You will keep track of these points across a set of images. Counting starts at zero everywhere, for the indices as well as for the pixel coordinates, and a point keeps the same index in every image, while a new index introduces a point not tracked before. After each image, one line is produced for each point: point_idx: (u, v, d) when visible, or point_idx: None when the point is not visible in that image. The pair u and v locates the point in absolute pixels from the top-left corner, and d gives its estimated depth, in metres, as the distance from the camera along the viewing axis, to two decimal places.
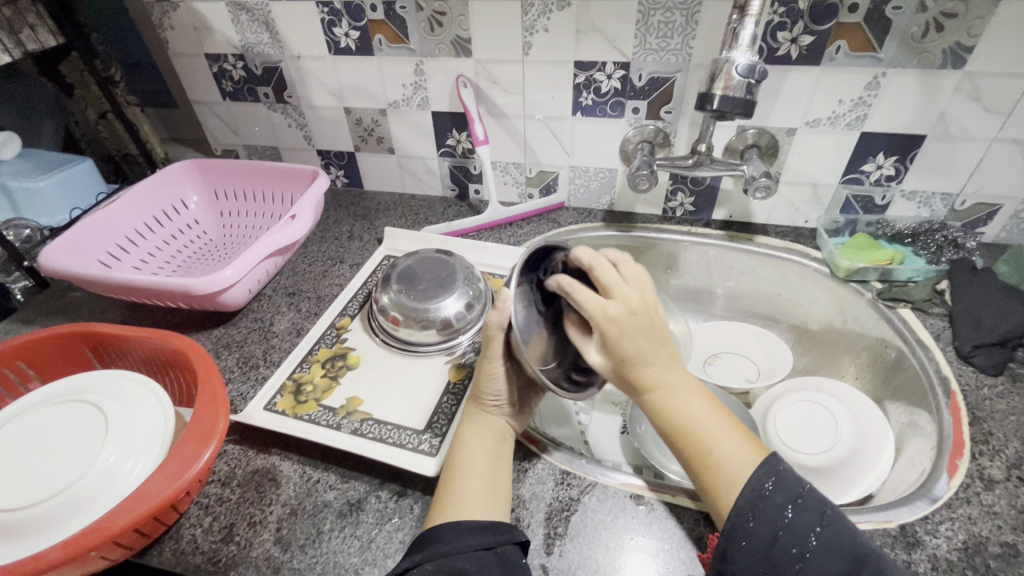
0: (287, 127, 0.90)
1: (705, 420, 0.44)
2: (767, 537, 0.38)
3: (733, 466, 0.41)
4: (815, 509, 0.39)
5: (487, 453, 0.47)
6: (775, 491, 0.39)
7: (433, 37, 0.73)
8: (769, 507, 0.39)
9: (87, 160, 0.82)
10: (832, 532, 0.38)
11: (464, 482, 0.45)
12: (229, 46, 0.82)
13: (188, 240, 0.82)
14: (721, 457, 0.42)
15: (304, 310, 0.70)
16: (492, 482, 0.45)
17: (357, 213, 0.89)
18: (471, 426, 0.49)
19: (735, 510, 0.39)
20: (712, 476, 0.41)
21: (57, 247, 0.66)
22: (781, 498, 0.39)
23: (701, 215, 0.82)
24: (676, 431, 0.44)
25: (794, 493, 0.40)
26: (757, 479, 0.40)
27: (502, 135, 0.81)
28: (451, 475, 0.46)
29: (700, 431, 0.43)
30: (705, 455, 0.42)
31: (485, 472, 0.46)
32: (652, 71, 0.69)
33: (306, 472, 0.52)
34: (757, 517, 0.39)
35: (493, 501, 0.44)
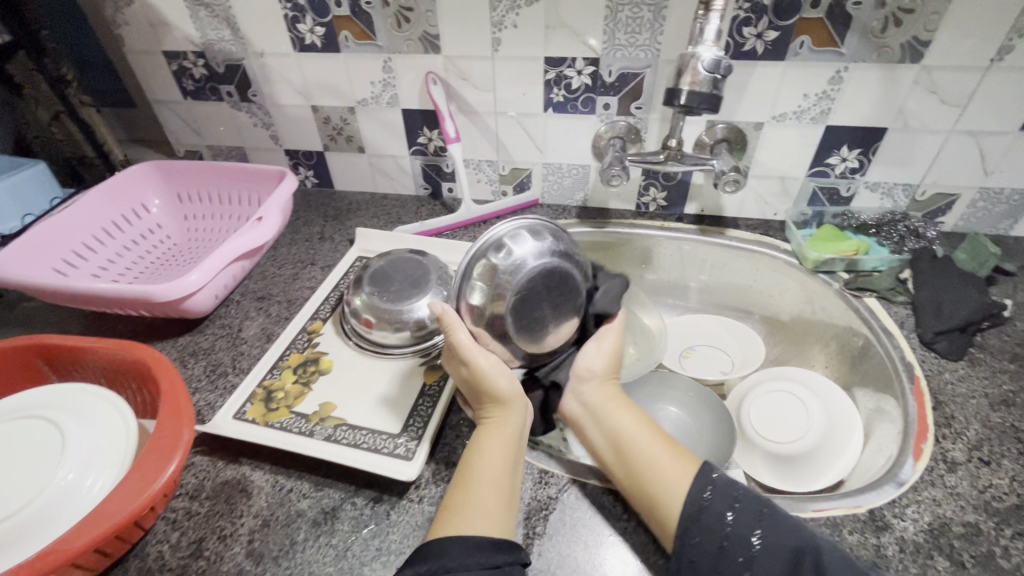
0: (253, 127, 0.88)
1: (644, 439, 0.49)
2: (712, 544, 0.41)
3: (671, 478, 0.45)
4: (753, 512, 0.41)
5: (505, 461, 0.46)
6: (713, 497, 0.43)
7: (401, 33, 0.72)
8: (709, 518, 0.42)
9: (39, 164, 0.79)
10: (773, 528, 0.40)
11: (482, 490, 0.44)
12: (189, 43, 0.79)
13: (151, 245, 0.80)
14: (658, 472, 0.46)
15: (274, 314, 0.68)
16: (509, 496, 0.45)
17: (328, 214, 0.88)
18: (497, 423, 0.49)
19: (701, 515, 0.41)
20: (660, 487, 0.44)
21: (7, 256, 0.63)
22: (720, 504, 0.42)
23: (674, 209, 0.82)
24: (624, 446, 0.49)
25: (732, 498, 0.43)
26: (697, 493, 0.43)
27: (475, 133, 0.80)
28: (470, 477, 0.45)
29: (637, 447, 0.48)
30: (643, 472, 0.46)
31: (502, 478, 0.45)
32: (622, 66, 0.69)
33: (279, 482, 0.50)
34: (701, 528, 0.41)
35: (506, 518, 0.43)
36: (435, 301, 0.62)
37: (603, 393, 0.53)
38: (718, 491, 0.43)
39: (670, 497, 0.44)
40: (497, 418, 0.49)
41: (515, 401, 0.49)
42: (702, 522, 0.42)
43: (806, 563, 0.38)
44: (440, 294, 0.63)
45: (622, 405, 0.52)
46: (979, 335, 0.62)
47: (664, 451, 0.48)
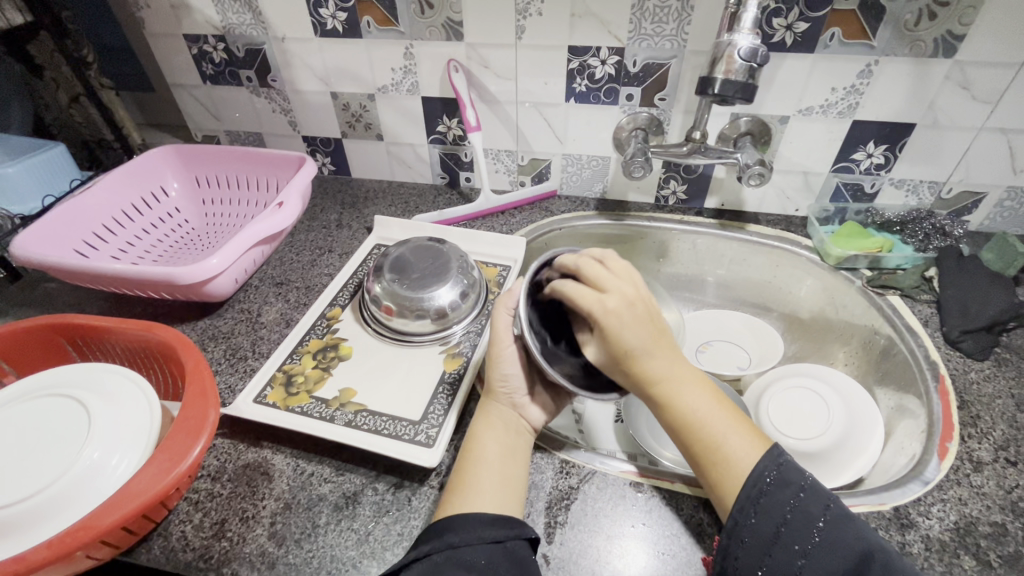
0: (271, 113, 0.87)
1: (714, 416, 0.43)
2: (769, 531, 0.39)
3: (737, 461, 0.41)
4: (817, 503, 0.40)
5: (502, 448, 0.47)
6: (775, 486, 0.40)
7: (424, 19, 0.71)
8: (771, 503, 0.40)
9: (59, 146, 0.80)
10: (835, 526, 0.38)
11: (474, 475, 0.44)
12: (210, 26, 0.79)
13: (169, 228, 0.80)
14: (729, 452, 0.42)
15: (292, 300, 0.69)
16: (504, 474, 0.45)
17: (344, 202, 0.87)
18: (486, 417, 0.49)
19: (738, 507, 0.40)
20: (714, 471, 0.42)
21: (30, 236, 0.63)
22: (784, 491, 0.40)
23: (694, 203, 0.82)
24: (689, 428, 0.43)
25: (795, 486, 0.40)
26: (759, 471, 0.41)
27: (495, 122, 0.80)
28: (463, 468, 0.45)
29: (711, 423, 0.43)
30: (708, 450, 0.42)
31: (499, 460, 0.45)
32: (647, 57, 0.68)
33: (300, 466, 0.50)
34: (759, 512, 0.40)
35: (505, 494, 0.43)
36: (458, 290, 0.62)
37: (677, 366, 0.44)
38: (781, 477, 0.41)
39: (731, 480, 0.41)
40: (487, 415, 0.49)
41: (504, 392, 0.50)
42: (762, 506, 0.40)
43: (875, 562, 0.37)
44: (462, 284, 0.63)
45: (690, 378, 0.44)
46: (1006, 336, 0.61)
47: (732, 431, 0.43)
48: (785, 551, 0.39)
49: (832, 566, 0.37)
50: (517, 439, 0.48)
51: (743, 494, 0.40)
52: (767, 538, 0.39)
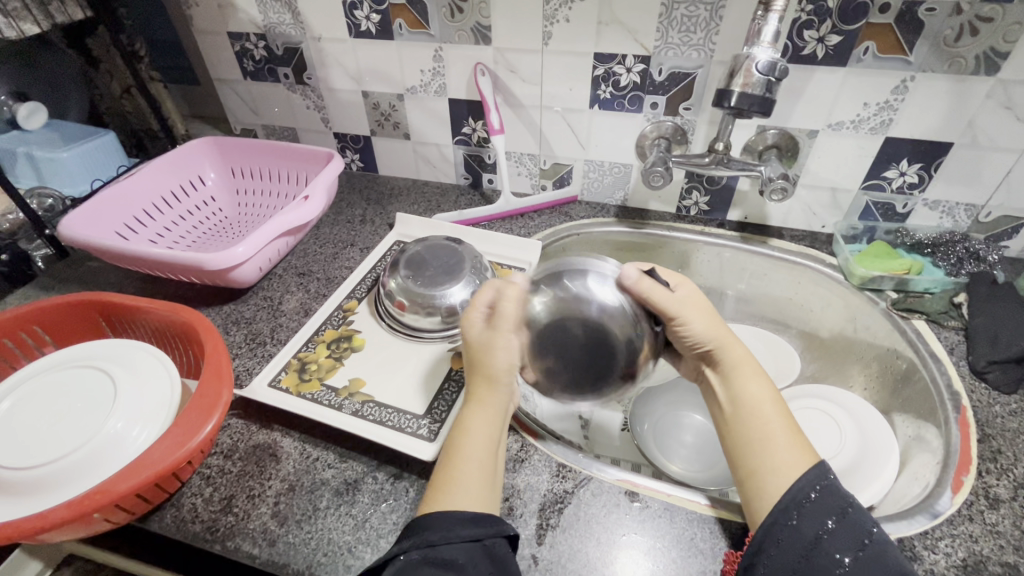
0: (306, 109, 0.91)
1: (770, 414, 0.47)
2: (811, 534, 0.40)
3: (791, 459, 0.44)
4: (863, 522, 0.40)
5: (489, 439, 0.46)
6: (824, 493, 0.42)
7: (454, 23, 0.73)
8: (816, 509, 0.41)
9: (108, 134, 0.86)
10: (880, 547, 0.39)
11: (454, 472, 0.44)
12: (252, 25, 0.82)
13: (204, 215, 0.84)
14: (785, 449, 0.45)
15: (313, 291, 0.71)
16: (488, 472, 0.44)
17: (370, 198, 0.90)
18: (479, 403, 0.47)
19: (781, 505, 0.42)
20: (766, 463, 0.44)
21: (76, 217, 0.68)
22: (836, 501, 0.41)
23: (716, 215, 0.80)
24: (745, 411, 0.48)
25: (844, 500, 0.42)
26: (814, 477, 0.42)
27: (519, 126, 0.80)
28: (446, 463, 0.45)
29: (766, 415, 0.47)
30: (767, 438, 0.45)
31: (484, 457, 0.45)
32: (673, 66, 0.68)
33: (306, 450, 0.52)
34: (803, 514, 0.41)
35: (483, 490, 0.43)
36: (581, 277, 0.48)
37: (735, 357, 0.50)
38: (830, 489, 0.42)
39: (773, 473, 0.44)
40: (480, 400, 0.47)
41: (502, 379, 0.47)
42: (805, 510, 0.41)
43: None
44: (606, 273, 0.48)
45: (750, 371, 0.50)
46: None
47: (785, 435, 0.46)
48: (826, 559, 0.39)
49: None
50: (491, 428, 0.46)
51: (788, 495, 0.42)
52: (809, 540, 0.40)
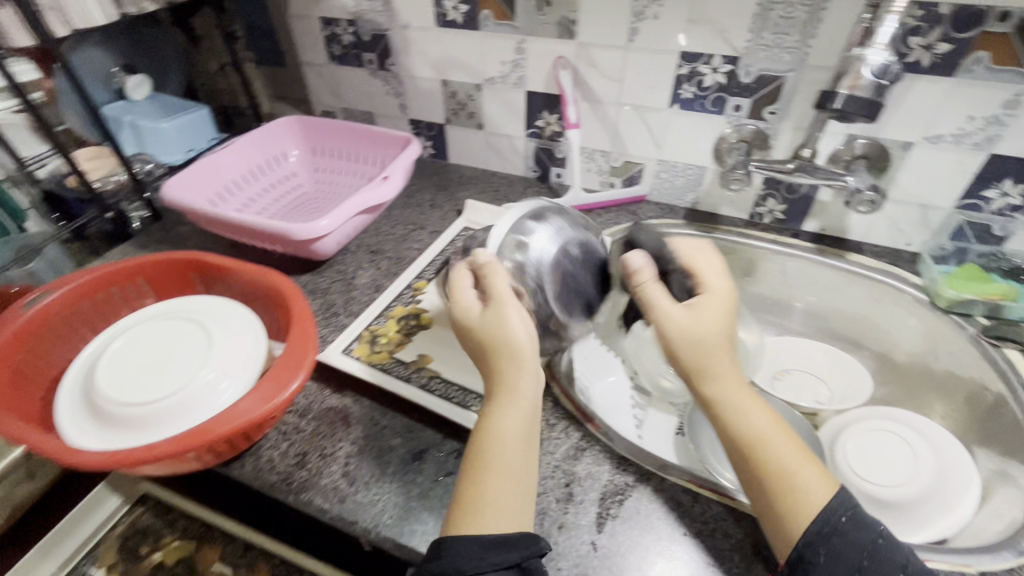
0: (385, 95, 0.94)
1: (778, 441, 0.42)
2: (842, 575, 0.38)
3: (810, 489, 0.40)
4: (897, 556, 0.38)
5: (522, 439, 0.41)
6: (852, 524, 0.39)
7: (540, 16, 0.74)
8: (846, 543, 0.38)
9: (203, 108, 0.93)
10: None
11: (492, 485, 0.39)
12: (344, 11, 0.86)
13: (286, 190, 0.88)
14: (806, 480, 0.41)
15: (384, 268, 0.74)
16: (517, 482, 0.40)
17: (440, 184, 0.92)
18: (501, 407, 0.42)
19: (806, 541, 0.39)
20: (782, 498, 0.40)
21: (177, 182, 0.73)
22: (863, 536, 0.39)
23: (791, 224, 0.78)
24: (748, 442, 0.42)
25: (872, 530, 0.39)
26: (832, 508, 0.39)
27: (594, 121, 0.80)
28: (478, 470, 0.40)
29: (774, 444, 0.42)
30: (782, 469, 0.41)
31: (515, 466, 0.40)
32: (762, 68, 0.67)
33: (375, 417, 0.55)
34: (831, 552, 0.38)
35: (513, 509, 0.39)
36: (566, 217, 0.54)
37: (729, 383, 0.45)
38: (856, 518, 0.39)
39: (794, 509, 0.40)
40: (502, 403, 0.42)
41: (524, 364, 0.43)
42: (833, 547, 0.38)
43: None
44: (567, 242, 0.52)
45: (751, 399, 0.44)
46: None
47: (801, 460, 0.42)
48: None
49: None
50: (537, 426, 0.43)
51: (812, 532, 0.39)
52: None
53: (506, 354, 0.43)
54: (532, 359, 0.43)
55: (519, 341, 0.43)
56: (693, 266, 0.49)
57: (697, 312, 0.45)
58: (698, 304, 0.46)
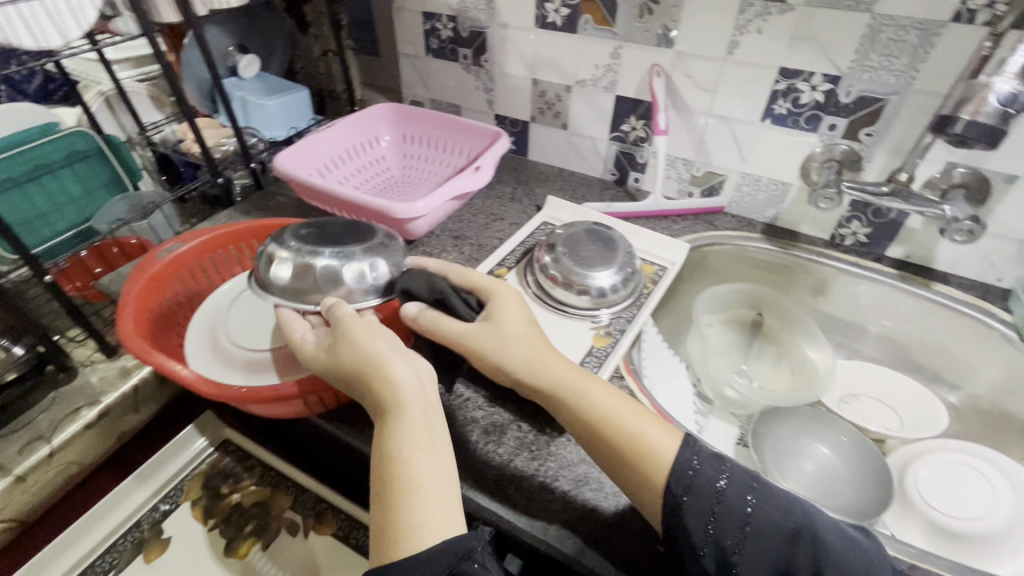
0: (475, 89, 0.98)
1: (622, 409, 0.46)
2: (706, 521, 0.40)
3: (660, 446, 0.44)
4: (744, 479, 0.42)
5: (427, 452, 0.42)
6: (700, 468, 0.42)
7: (641, 23, 0.76)
8: (701, 484, 0.41)
9: (302, 90, 0.98)
10: (761, 505, 0.40)
11: (409, 503, 0.39)
12: (446, 7, 0.91)
13: (375, 172, 0.93)
14: (650, 440, 0.44)
15: (467, 253, 0.78)
16: (436, 496, 0.40)
17: (519, 179, 0.95)
18: (396, 428, 0.42)
19: (673, 488, 0.41)
20: (641, 465, 0.43)
21: (287, 155, 0.79)
22: (710, 474, 0.42)
23: (874, 248, 0.77)
24: (601, 426, 0.46)
25: (719, 469, 0.42)
26: (681, 460, 0.43)
27: (681, 130, 0.82)
28: (393, 497, 0.39)
29: (618, 423, 0.45)
30: (631, 441, 0.44)
31: (428, 483, 0.40)
32: (864, 89, 0.67)
33: (458, 389, 0.58)
34: (691, 494, 0.41)
35: (438, 519, 0.39)
36: (329, 248, 0.53)
37: (565, 375, 0.48)
38: (704, 460, 0.43)
39: (654, 470, 0.43)
40: (397, 429, 0.42)
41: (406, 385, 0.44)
42: (691, 499, 0.41)
43: (804, 535, 0.38)
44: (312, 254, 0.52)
45: (591, 380, 0.48)
46: None
47: (646, 422, 0.46)
48: (730, 536, 0.39)
49: (767, 538, 0.39)
50: (439, 425, 0.44)
51: (671, 483, 0.42)
52: (710, 532, 0.40)
53: (388, 379, 0.44)
54: (411, 381, 0.45)
55: (394, 369, 0.45)
56: (474, 282, 0.54)
57: (501, 314, 0.51)
58: (490, 317, 0.51)
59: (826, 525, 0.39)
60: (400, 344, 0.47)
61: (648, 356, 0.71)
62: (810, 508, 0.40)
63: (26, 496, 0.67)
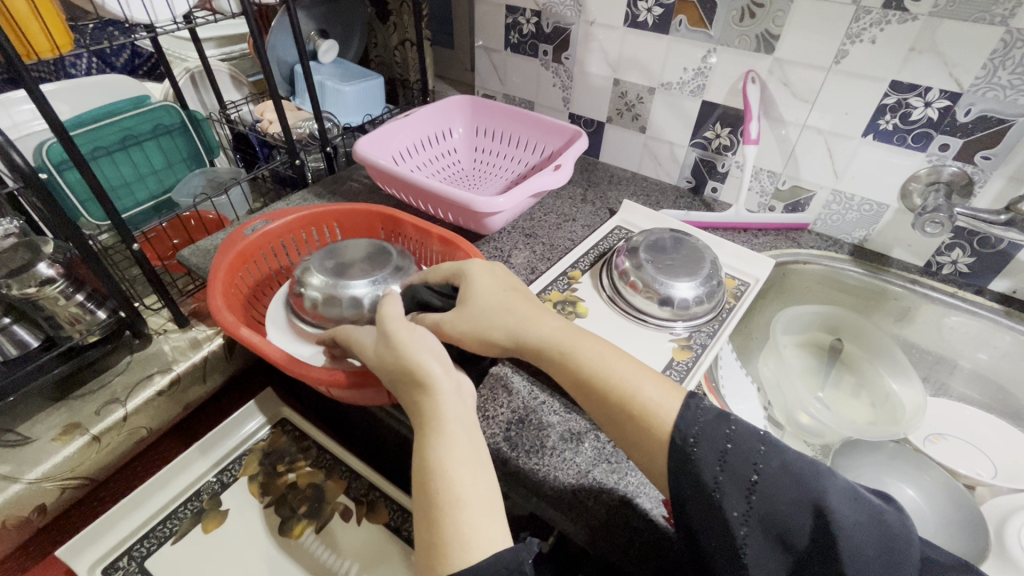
0: (552, 86, 0.96)
1: (614, 365, 0.45)
2: (706, 491, 0.37)
3: (659, 405, 0.41)
4: (751, 437, 0.38)
5: (469, 461, 0.40)
6: (701, 437, 0.38)
7: (740, 27, 0.73)
8: (701, 447, 0.38)
9: (380, 78, 0.98)
10: (770, 476, 0.36)
11: (453, 517, 0.37)
12: (532, 2, 0.89)
13: (446, 164, 0.93)
14: (646, 400, 0.42)
15: (538, 253, 0.76)
16: (480, 503, 0.38)
17: (590, 181, 0.93)
18: (434, 438, 0.41)
19: (672, 449, 0.39)
20: (639, 427, 0.41)
21: (365, 141, 0.78)
22: (716, 442, 0.38)
23: (975, 280, 0.72)
24: (595, 384, 0.44)
25: (723, 436, 0.38)
26: (684, 425, 0.39)
27: (771, 141, 0.78)
28: (439, 512, 0.38)
29: (607, 379, 0.44)
30: (625, 403, 0.42)
31: (471, 491, 0.39)
32: (986, 108, 0.62)
33: (534, 391, 0.57)
34: (693, 455, 0.38)
35: (485, 528, 0.37)
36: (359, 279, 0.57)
37: (547, 332, 0.48)
38: (707, 429, 0.39)
39: (653, 429, 0.40)
40: (435, 438, 0.41)
41: (440, 384, 0.43)
42: (692, 470, 0.37)
43: (819, 509, 0.34)
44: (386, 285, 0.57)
45: (574, 334, 0.47)
46: None
47: (642, 379, 0.43)
48: (733, 505, 0.36)
49: (775, 507, 0.35)
50: (477, 434, 0.43)
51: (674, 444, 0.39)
52: (708, 503, 0.37)
53: (428, 388, 0.43)
54: (453, 395, 0.44)
55: (430, 371, 0.43)
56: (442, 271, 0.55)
57: (473, 290, 0.51)
58: (462, 296, 0.51)
59: (841, 492, 0.35)
60: (441, 351, 0.46)
61: (725, 374, 0.70)
62: (824, 471, 0.36)
63: (99, 456, 0.69)
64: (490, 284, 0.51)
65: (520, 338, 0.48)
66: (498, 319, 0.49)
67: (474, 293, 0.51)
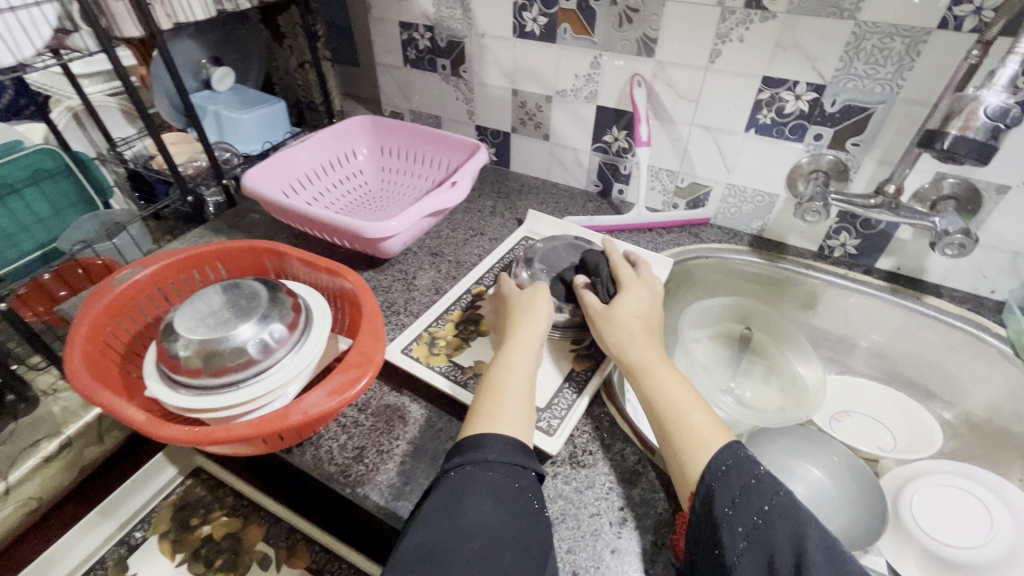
0: (455, 100, 0.96)
1: (685, 396, 0.49)
2: (727, 500, 0.41)
3: (706, 434, 0.46)
4: (777, 485, 0.41)
5: (529, 371, 0.53)
6: (732, 468, 0.42)
7: (620, 32, 0.74)
8: (734, 474, 0.42)
9: (279, 102, 0.95)
10: (780, 513, 0.39)
11: (496, 402, 0.49)
12: (423, 17, 0.88)
13: (352, 187, 0.91)
14: (694, 424, 0.46)
15: (444, 271, 0.75)
16: (521, 404, 0.50)
17: (500, 191, 0.93)
18: (517, 344, 0.55)
19: (705, 473, 0.43)
20: (686, 440, 0.46)
21: (255, 171, 0.76)
22: (746, 470, 0.42)
23: (863, 260, 0.76)
24: (659, 404, 0.49)
25: (750, 473, 0.42)
26: (719, 457, 0.43)
27: (664, 140, 0.80)
28: (489, 389, 0.51)
29: (675, 401, 0.48)
30: (680, 425, 0.47)
31: (519, 397, 0.50)
32: (849, 98, 0.64)
33: (431, 420, 0.56)
34: (728, 472, 0.42)
35: (518, 422, 0.48)
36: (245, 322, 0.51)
37: (646, 356, 0.52)
38: (739, 463, 0.43)
39: (698, 450, 0.45)
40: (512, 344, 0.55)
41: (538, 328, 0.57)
42: (722, 479, 0.42)
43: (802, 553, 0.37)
44: (271, 324, 0.52)
45: (664, 364, 0.52)
46: None
47: (696, 409, 0.48)
48: (741, 519, 0.40)
49: (771, 538, 0.38)
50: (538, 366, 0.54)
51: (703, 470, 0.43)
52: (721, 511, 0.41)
53: (529, 320, 0.57)
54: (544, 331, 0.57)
55: (537, 321, 0.57)
56: (620, 274, 0.61)
57: (625, 301, 0.57)
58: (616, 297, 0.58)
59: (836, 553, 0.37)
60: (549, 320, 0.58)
61: None
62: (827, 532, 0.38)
63: None
64: (633, 304, 0.57)
65: (623, 349, 0.54)
66: (624, 324, 0.55)
67: (619, 300, 0.58)
